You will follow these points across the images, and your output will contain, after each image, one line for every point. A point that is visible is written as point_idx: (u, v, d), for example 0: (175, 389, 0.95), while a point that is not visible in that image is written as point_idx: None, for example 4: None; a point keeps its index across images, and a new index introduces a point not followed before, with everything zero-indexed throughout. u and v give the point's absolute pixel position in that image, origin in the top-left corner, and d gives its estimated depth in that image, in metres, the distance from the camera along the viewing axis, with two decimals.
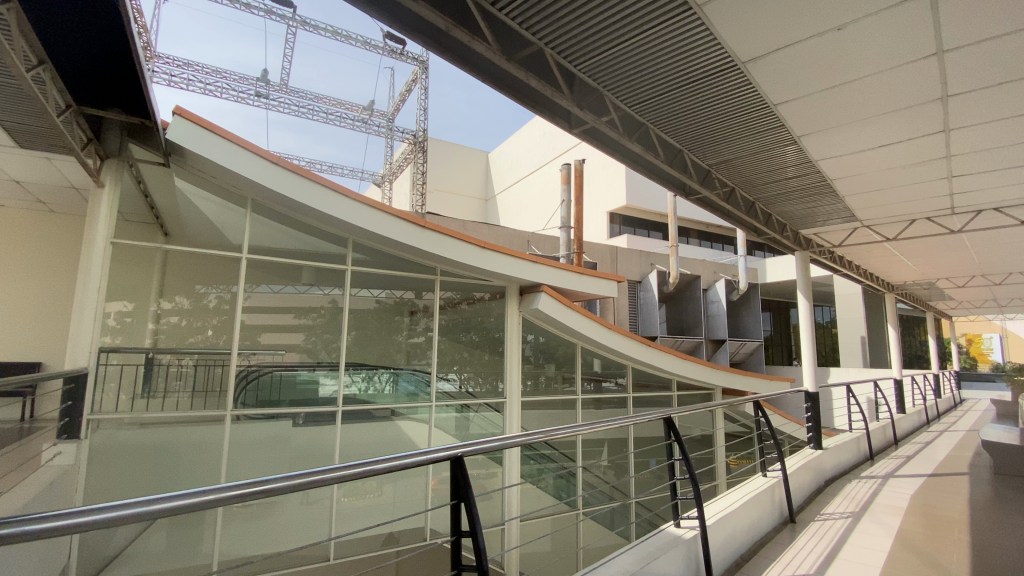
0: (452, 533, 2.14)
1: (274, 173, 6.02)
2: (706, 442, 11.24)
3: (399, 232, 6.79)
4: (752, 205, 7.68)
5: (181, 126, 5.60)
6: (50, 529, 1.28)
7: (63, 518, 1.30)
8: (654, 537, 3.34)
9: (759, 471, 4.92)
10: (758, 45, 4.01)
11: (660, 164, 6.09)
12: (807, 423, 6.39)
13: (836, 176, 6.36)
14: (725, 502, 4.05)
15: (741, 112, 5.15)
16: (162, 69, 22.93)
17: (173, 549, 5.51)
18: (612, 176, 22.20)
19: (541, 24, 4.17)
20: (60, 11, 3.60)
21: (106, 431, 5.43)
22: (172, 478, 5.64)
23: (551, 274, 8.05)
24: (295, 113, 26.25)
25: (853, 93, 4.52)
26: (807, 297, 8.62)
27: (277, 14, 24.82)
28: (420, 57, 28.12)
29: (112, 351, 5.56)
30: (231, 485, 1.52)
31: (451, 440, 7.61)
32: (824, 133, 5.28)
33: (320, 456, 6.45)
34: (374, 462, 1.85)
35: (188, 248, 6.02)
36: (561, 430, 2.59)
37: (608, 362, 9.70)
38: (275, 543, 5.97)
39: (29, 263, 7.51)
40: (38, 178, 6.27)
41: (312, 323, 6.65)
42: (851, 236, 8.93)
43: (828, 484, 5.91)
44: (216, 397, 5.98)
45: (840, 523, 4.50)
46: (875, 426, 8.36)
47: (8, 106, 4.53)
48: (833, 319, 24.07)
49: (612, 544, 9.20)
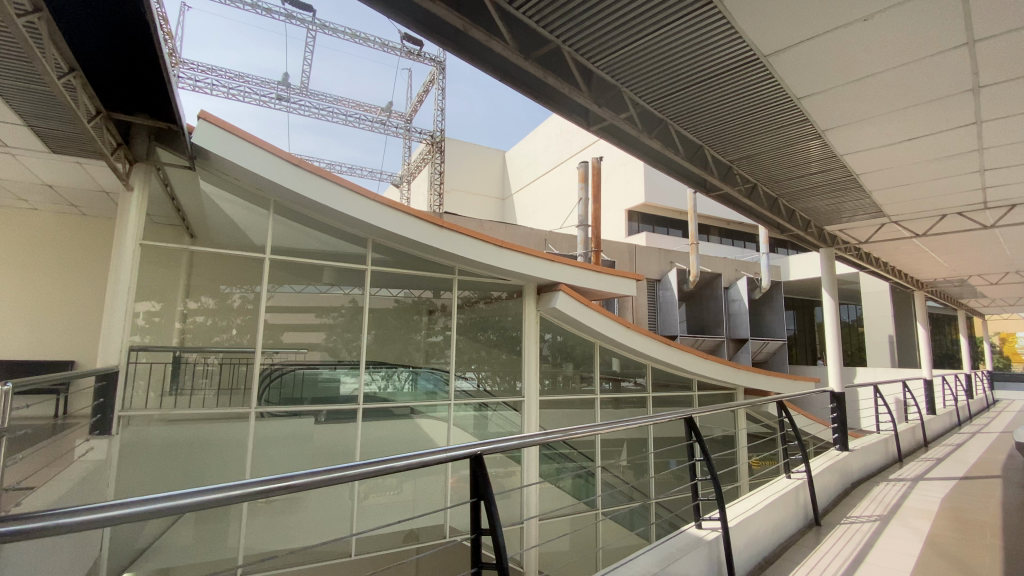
0: (473, 531, 2.15)
1: (296, 175, 6.12)
2: (727, 442, 11.07)
3: (417, 232, 6.84)
4: (775, 201, 7.51)
5: (206, 129, 5.72)
6: (72, 523, 1.31)
7: (94, 512, 1.33)
8: (676, 538, 3.30)
9: (783, 471, 4.83)
10: (781, 39, 3.93)
11: (679, 161, 5.99)
12: (832, 423, 6.27)
13: (862, 171, 6.19)
14: (748, 502, 4.01)
15: (764, 107, 5.07)
16: (187, 75, 23.54)
17: (199, 543, 5.66)
18: (631, 174, 22.01)
19: (558, 22, 4.17)
20: (90, 19, 3.71)
21: (136, 427, 5.59)
22: (199, 474, 5.79)
23: (569, 272, 8.04)
24: (315, 116, 26.69)
25: (880, 85, 4.39)
26: (832, 295, 8.38)
27: (297, 18, 25.21)
28: (437, 58, 28.24)
29: (141, 350, 5.71)
30: (255, 480, 1.54)
31: (469, 438, 7.63)
32: (851, 126, 5.14)
33: (341, 454, 6.54)
34: (394, 459, 1.86)
35: (212, 248, 6.14)
36: (579, 429, 2.57)
37: (627, 361, 9.62)
38: (299, 538, 6.08)
39: (62, 265, 7.78)
40: (69, 182, 6.48)
41: (332, 323, 6.76)
42: (878, 232, 8.68)
43: (854, 487, 5.76)
44: (240, 395, 6.11)
45: (867, 526, 4.38)
46: (903, 428, 8.16)
47: (43, 114, 4.70)
48: (859, 318, 23.44)
49: (631, 544, 9.15)
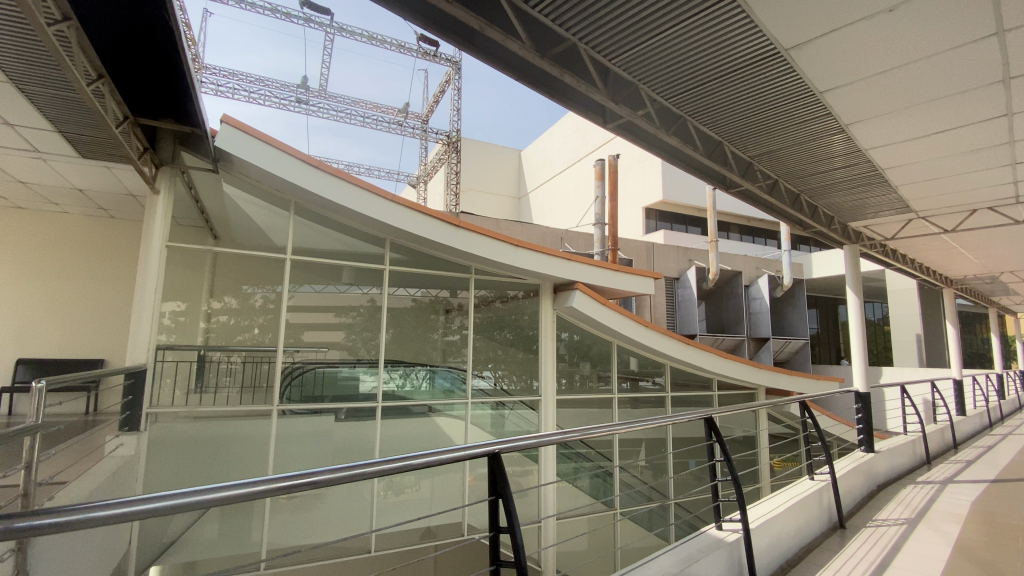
0: (491, 528, 2.14)
1: (314, 176, 6.20)
2: (748, 442, 10.90)
3: (433, 232, 6.88)
4: (797, 197, 7.37)
5: (228, 133, 5.83)
6: (105, 517, 1.35)
7: (129, 504, 1.38)
8: (695, 539, 3.26)
9: (805, 473, 4.73)
10: (800, 32, 3.85)
11: (698, 157, 5.92)
12: (857, 424, 6.14)
13: (888, 165, 6.02)
14: (770, 504, 3.93)
15: (784, 102, 4.98)
16: (210, 79, 24.04)
17: (223, 538, 5.79)
18: (648, 171, 21.81)
19: (575, 20, 4.16)
20: (115, 27, 3.82)
21: (163, 424, 5.74)
22: (224, 470, 5.92)
23: (586, 271, 7.99)
24: (334, 118, 27.00)
25: (906, 78, 4.26)
26: (857, 293, 8.18)
27: (315, 22, 25.54)
28: (453, 58, 28.37)
29: (168, 348, 5.85)
30: (278, 476, 1.58)
31: (487, 437, 7.65)
32: (876, 119, 5.00)
33: (361, 450, 6.63)
34: (412, 457, 1.87)
35: (235, 249, 6.26)
36: (597, 429, 2.55)
37: (645, 360, 9.54)
38: (320, 534, 6.19)
39: (92, 267, 8.04)
40: (99, 186, 6.70)
41: (351, 322, 6.85)
42: (905, 228, 8.43)
43: (880, 489, 5.62)
44: (263, 392, 6.24)
45: (894, 530, 4.27)
46: (931, 429, 7.95)
47: (73, 120, 4.86)
48: (885, 316, 22.85)
49: (650, 545, 9.09)
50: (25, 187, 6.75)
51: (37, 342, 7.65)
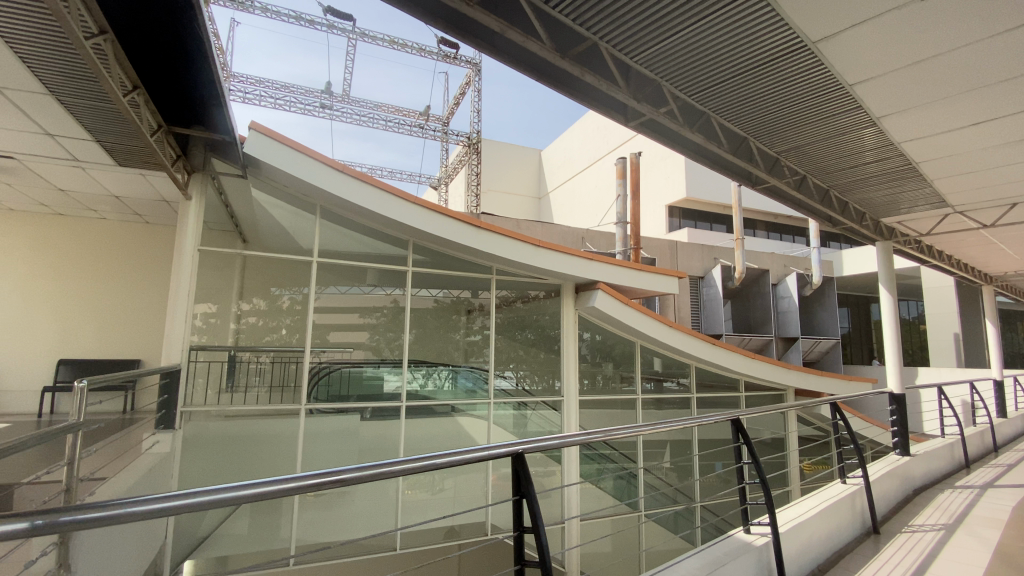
0: (515, 528, 2.15)
1: (340, 180, 6.32)
2: (776, 445, 10.65)
3: (455, 233, 6.93)
4: (827, 193, 7.18)
5: (256, 139, 5.98)
6: (143, 512, 1.41)
7: (164, 501, 1.42)
8: (722, 542, 3.20)
9: (836, 476, 4.61)
10: (828, 25, 3.74)
11: (723, 154, 5.82)
12: (891, 425, 5.95)
13: (923, 159, 5.80)
14: (799, 508, 3.84)
15: (812, 95, 4.84)
16: (237, 87, 24.69)
17: (253, 533, 5.94)
18: (671, 168, 21.54)
19: (595, 19, 4.15)
20: (145, 39, 3.95)
21: (196, 422, 5.92)
22: (253, 467, 6.07)
23: (609, 271, 7.92)
24: (356, 122, 27.32)
25: (940, 69, 4.10)
26: (891, 290, 7.91)
27: (338, 28, 25.94)
28: (474, 60, 28.51)
29: (200, 349, 6.04)
30: (306, 474, 1.62)
31: (510, 437, 7.67)
32: (910, 112, 4.81)
33: (386, 449, 6.73)
34: (437, 456, 1.88)
35: (264, 252, 6.41)
36: (621, 430, 2.53)
37: (669, 361, 9.43)
38: (348, 531, 6.30)
39: (128, 271, 8.35)
40: (134, 193, 6.95)
41: (375, 322, 6.95)
42: (941, 223, 8.12)
43: (916, 494, 5.42)
44: (291, 392, 6.38)
45: (931, 536, 4.12)
46: (971, 432, 7.63)
47: (111, 130, 5.06)
48: (921, 314, 22.03)
49: (674, 548, 8.97)
50: (66, 195, 7.06)
51: (76, 343, 7.97)
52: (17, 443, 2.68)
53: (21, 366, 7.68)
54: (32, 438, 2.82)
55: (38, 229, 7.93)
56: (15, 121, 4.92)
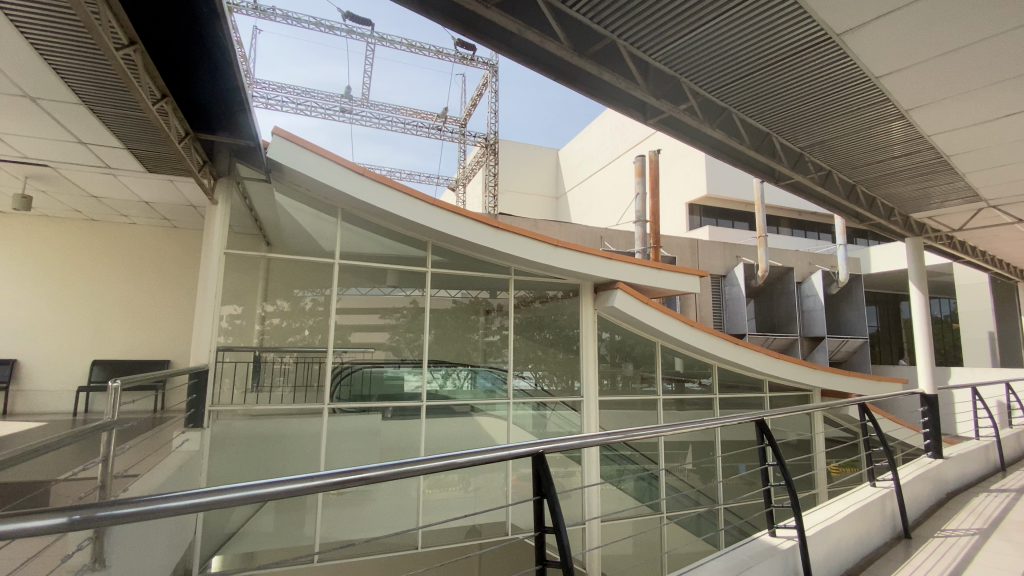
0: (536, 528, 2.14)
1: (360, 183, 6.41)
2: (802, 447, 10.41)
3: (474, 234, 6.96)
4: (853, 188, 7.00)
5: (279, 144, 6.11)
6: (170, 509, 1.42)
7: (185, 499, 1.43)
8: (747, 545, 3.15)
9: (866, 480, 4.48)
10: (854, 17, 3.64)
11: (745, 150, 5.73)
12: (923, 428, 5.76)
13: (954, 152, 5.61)
14: (827, 511, 3.76)
15: (837, 88, 4.73)
16: (260, 94, 25.28)
17: (279, 530, 6.07)
18: (691, 165, 21.26)
19: (613, 17, 4.13)
20: (173, 50, 4.07)
21: (223, 421, 6.06)
22: (278, 465, 6.18)
23: (628, 271, 7.86)
24: (375, 125, 27.63)
25: (973, 59, 3.96)
26: (922, 288, 7.67)
27: (357, 33, 26.25)
28: (490, 61, 28.56)
29: (227, 350, 6.19)
30: (330, 472, 1.64)
31: (529, 437, 7.66)
32: (940, 104, 4.66)
33: (407, 449, 6.80)
34: (456, 455, 1.89)
35: (287, 255, 6.54)
36: (642, 430, 2.50)
37: (691, 361, 9.32)
38: (371, 529, 6.39)
39: (157, 274, 8.60)
40: (163, 198, 7.17)
41: (396, 323, 7.03)
42: (975, 217, 7.83)
43: (948, 498, 5.26)
44: (315, 392, 6.50)
45: (965, 541, 3.98)
46: (1008, 434, 7.35)
47: (141, 138, 5.23)
48: (953, 312, 21.34)
49: (696, 551, 8.85)
50: (99, 201, 7.31)
51: (109, 344, 8.25)
52: (56, 441, 2.79)
53: (58, 367, 7.97)
54: (67, 436, 2.92)
55: (73, 234, 8.22)
56: (49, 130, 5.11)
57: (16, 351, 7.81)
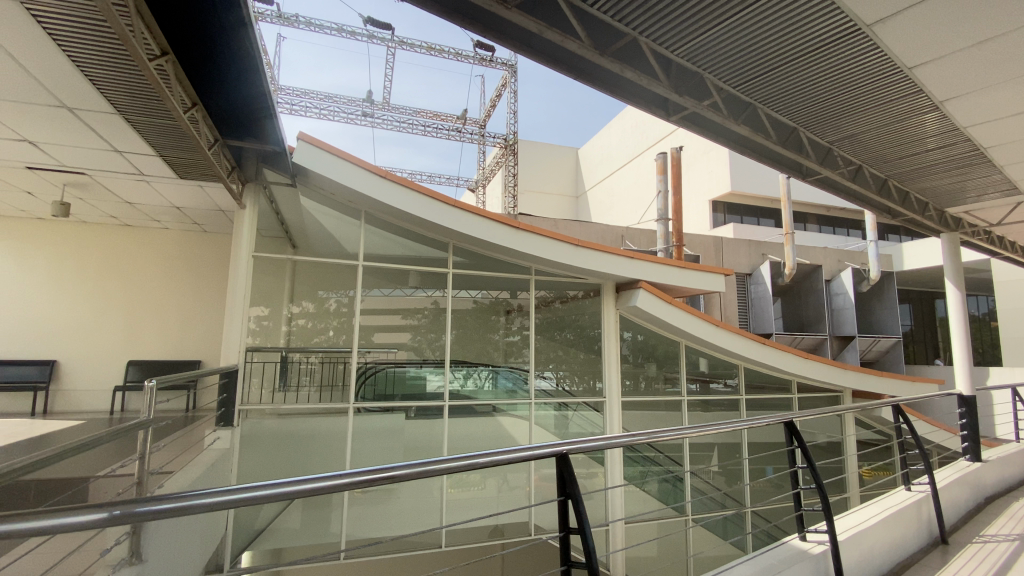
0: (561, 529, 2.14)
1: (381, 185, 6.49)
2: (833, 449, 10.13)
3: (494, 234, 6.98)
4: (884, 182, 6.80)
5: (304, 149, 6.22)
6: (205, 505, 1.45)
7: (218, 496, 1.48)
8: (776, 548, 3.09)
9: (900, 483, 4.33)
10: (883, 8, 3.54)
11: (771, 146, 5.62)
12: (961, 430, 5.54)
13: (992, 143, 5.39)
14: (859, 516, 3.65)
15: (866, 80, 4.61)
16: (285, 100, 25.82)
17: (306, 527, 6.18)
18: (714, 162, 20.92)
19: (635, 14, 4.11)
20: (202, 59, 4.19)
21: (253, 420, 6.21)
22: (305, 463, 6.30)
23: (650, 270, 7.76)
24: (396, 129, 27.90)
25: (1011, 47, 3.80)
26: (958, 284, 7.40)
27: (378, 38, 26.55)
28: (509, 62, 28.54)
29: (255, 350, 6.34)
30: (357, 471, 1.67)
31: (551, 437, 7.65)
32: (977, 94, 4.48)
33: (430, 448, 6.87)
34: (480, 455, 1.90)
35: (312, 257, 6.69)
36: (668, 431, 2.47)
37: (715, 361, 9.17)
38: (395, 527, 6.47)
39: (188, 277, 8.86)
40: (193, 204, 7.39)
41: (417, 324, 7.11)
42: (1015, 211, 7.50)
43: (988, 502, 5.05)
44: (340, 391, 6.62)
45: (1006, 547, 3.82)
46: None
47: (173, 145, 5.39)
48: (992, 310, 20.45)
49: (722, 555, 8.69)
50: (133, 207, 7.57)
51: (143, 345, 8.54)
52: (95, 440, 2.89)
53: (96, 367, 8.28)
54: (106, 434, 3.04)
55: (109, 239, 8.53)
56: (86, 139, 5.31)
57: (57, 352, 8.14)
